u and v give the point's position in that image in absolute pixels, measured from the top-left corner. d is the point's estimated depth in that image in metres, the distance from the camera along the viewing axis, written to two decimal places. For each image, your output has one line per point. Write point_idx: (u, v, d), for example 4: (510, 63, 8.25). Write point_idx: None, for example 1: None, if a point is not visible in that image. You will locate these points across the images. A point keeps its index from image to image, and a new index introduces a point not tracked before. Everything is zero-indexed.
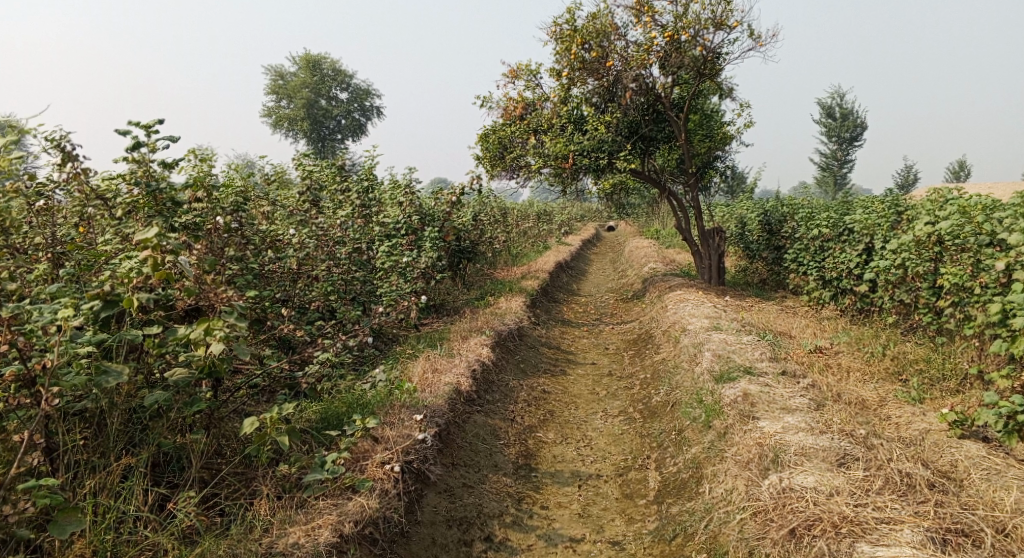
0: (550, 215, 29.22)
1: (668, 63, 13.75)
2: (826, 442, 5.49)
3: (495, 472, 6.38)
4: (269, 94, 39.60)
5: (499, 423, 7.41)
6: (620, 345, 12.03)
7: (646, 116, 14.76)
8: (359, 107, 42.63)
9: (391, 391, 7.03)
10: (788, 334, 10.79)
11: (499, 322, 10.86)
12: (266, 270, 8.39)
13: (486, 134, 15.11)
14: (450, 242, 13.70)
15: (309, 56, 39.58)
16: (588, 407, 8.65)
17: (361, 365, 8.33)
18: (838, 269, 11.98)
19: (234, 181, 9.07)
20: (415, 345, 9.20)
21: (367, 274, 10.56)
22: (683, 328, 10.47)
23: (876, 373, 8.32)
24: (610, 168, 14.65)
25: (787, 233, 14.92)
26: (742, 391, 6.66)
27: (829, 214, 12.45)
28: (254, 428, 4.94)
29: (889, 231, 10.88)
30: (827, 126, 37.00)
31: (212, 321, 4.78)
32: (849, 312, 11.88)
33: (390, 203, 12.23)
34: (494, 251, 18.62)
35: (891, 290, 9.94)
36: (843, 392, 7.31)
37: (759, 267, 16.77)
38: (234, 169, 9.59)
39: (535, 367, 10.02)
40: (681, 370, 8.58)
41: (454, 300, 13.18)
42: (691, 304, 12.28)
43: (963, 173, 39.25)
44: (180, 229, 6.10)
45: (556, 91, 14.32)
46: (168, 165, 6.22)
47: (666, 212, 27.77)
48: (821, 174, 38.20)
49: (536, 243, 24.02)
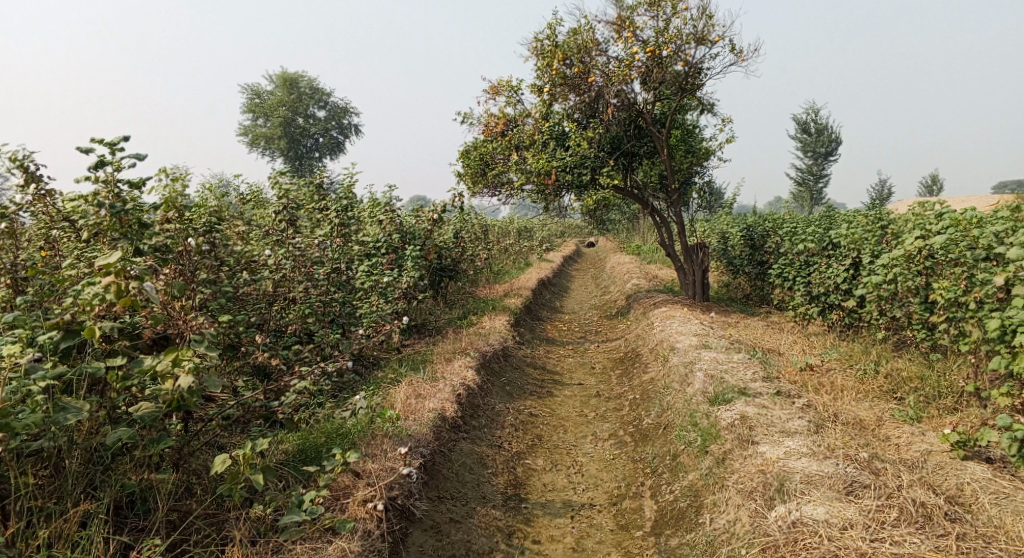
0: (530, 232, 29.06)
1: (650, 78, 13.64)
2: (832, 469, 5.28)
3: (483, 504, 6.09)
4: (245, 113, 39.17)
5: (486, 450, 7.11)
6: (606, 363, 11.80)
7: (629, 131, 14.66)
8: (337, 125, 42.32)
9: (373, 419, 6.72)
10: (777, 351, 10.61)
11: (484, 342, 10.58)
12: (241, 294, 8.06)
13: (467, 150, 14.90)
14: (431, 260, 13.43)
15: (285, 74, 39.24)
16: (577, 431, 8.37)
17: (340, 391, 7.99)
18: (824, 284, 11.86)
19: (208, 201, 8.75)
20: (396, 369, 8.89)
21: (346, 295, 10.24)
22: (672, 346, 10.25)
23: (870, 391, 8.14)
24: (593, 185, 14.48)
25: (771, 248, 14.83)
26: (738, 414, 6.43)
27: (814, 229, 12.36)
28: (227, 467, 4.60)
29: (877, 245, 10.78)
30: (802, 141, 37.31)
31: (181, 352, 4.45)
32: (836, 327, 11.76)
33: (370, 221, 11.93)
34: (476, 269, 18.35)
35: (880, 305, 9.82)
36: (839, 412, 7.11)
37: (743, 282, 16.67)
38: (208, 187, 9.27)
39: (521, 389, 9.73)
40: (672, 390, 8.34)
41: (435, 320, 12.87)
42: (677, 321, 12.09)
43: (936, 186, 39.74)
44: (146, 253, 5.75)
45: (538, 107, 14.15)
46: (136, 185, 5.90)
47: (647, 228, 27.71)
48: (797, 189, 38.46)
49: (517, 260, 23.81)
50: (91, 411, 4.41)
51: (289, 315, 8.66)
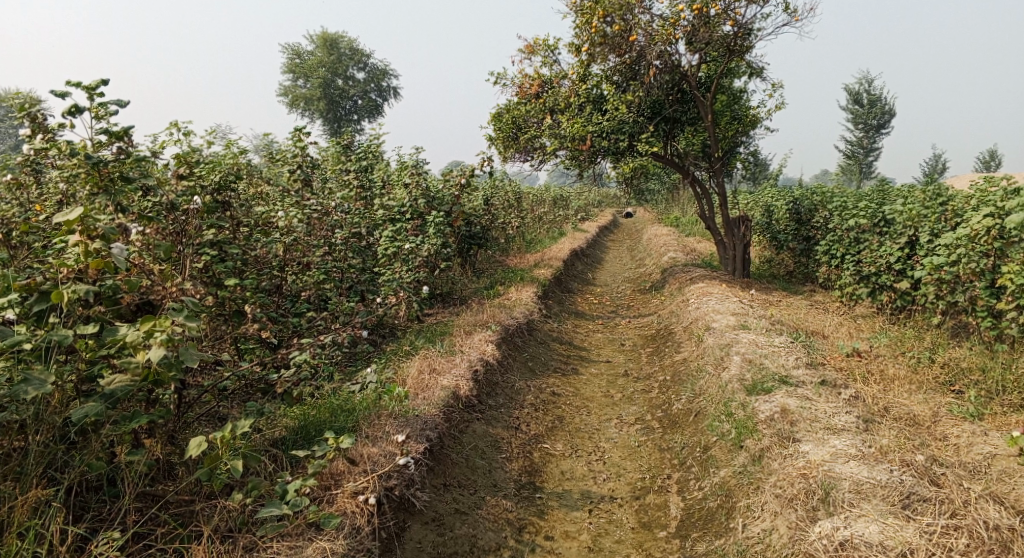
0: (565, 201, 28.31)
1: (695, 38, 12.76)
2: (885, 477, 4.70)
3: (493, 494, 5.63)
4: (285, 74, 38.79)
5: (501, 433, 6.63)
6: (637, 340, 11.22)
7: (671, 96, 13.84)
8: (376, 87, 41.74)
9: (379, 397, 6.28)
10: (821, 334, 9.91)
11: (508, 315, 10.07)
12: (251, 257, 7.66)
13: (499, 113, 14.25)
14: (458, 227, 12.91)
15: (325, 34, 38.57)
16: (601, 413, 7.84)
17: (352, 363, 7.58)
18: (876, 263, 11.05)
19: (222, 158, 8.33)
20: (413, 341, 8.43)
21: (365, 262, 9.79)
22: (707, 326, 9.61)
23: (924, 383, 7.46)
24: (630, 152, 13.73)
25: (819, 223, 13.98)
26: (779, 406, 5.83)
27: (868, 204, 11.52)
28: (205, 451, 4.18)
29: (938, 223, 9.94)
30: (853, 113, 35.68)
31: (157, 322, 4.07)
32: (887, 310, 10.98)
33: (396, 185, 11.41)
34: (507, 237, 17.79)
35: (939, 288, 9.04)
36: (890, 406, 6.47)
37: (786, 258, 15.85)
38: (224, 143, 8.82)
39: (544, 366, 9.21)
40: (705, 375, 7.74)
41: (461, 289, 12.39)
42: (715, 298, 11.42)
43: (994, 163, 37.77)
44: (126, 211, 5.22)
45: (575, 68, 13.42)
46: (121, 138, 5.44)
47: (687, 199, 26.74)
48: (846, 162, 36.91)
49: (551, 229, 23.17)
50: (56, 384, 4.04)
51: (301, 282, 8.26)
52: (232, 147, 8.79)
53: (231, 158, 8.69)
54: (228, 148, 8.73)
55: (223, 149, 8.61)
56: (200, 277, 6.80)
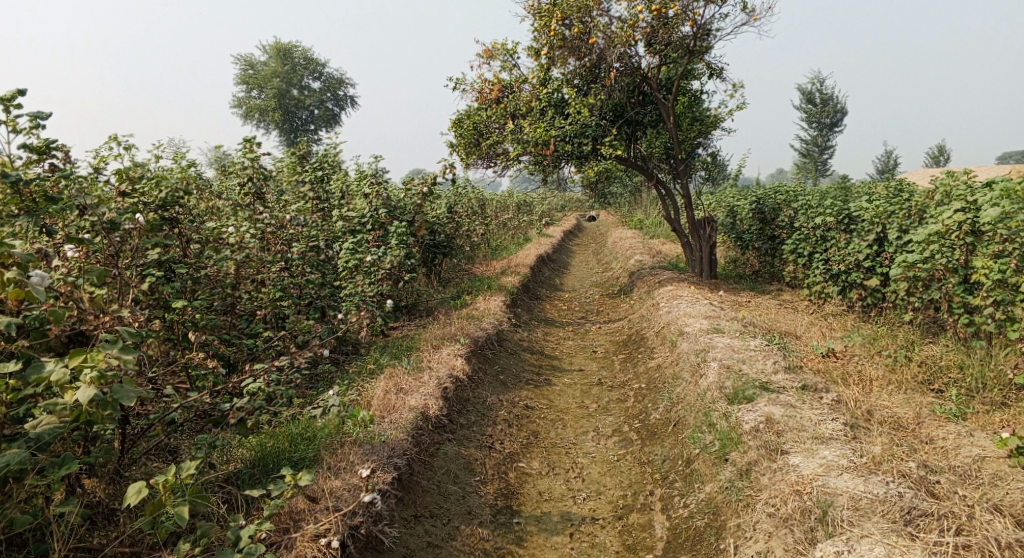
0: (528, 206, 28.07)
1: (655, 40, 12.62)
2: (883, 491, 4.55)
3: (468, 522, 5.32)
4: (238, 85, 37.91)
5: (474, 453, 6.30)
6: (609, 347, 10.96)
7: (632, 98, 13.67)
8: (332, 96, 41.08)
9: (343, 422, 5.91)
10: (794, 335, 9.78)
11: (476, 326, 9.75)
12: (201, 276, 7.24)
13: (459, 119, 13.93)
14: (421, 237, 12.55)
15: (278, 44, 37.83)
16: (577, 426, 7.54)
17: (313, 385, 7.18)
18: (844, 261, 10.98)
19: (167, 171, 7.87)
20: (378, 357, 8.06)
21: (325, 276, 9.38)
22: (680, 330, 9.39)
23: (903, 382, 7.33)
24: (594, 155, 13.52)
25: (784, 222, 13.94)
26: (763, 416, 5.61)
27: (834, 202, 11.47)
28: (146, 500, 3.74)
29: (905, 220, 9.89)
30: (807, 112, 36.14)
31: (87, 356, 3.69)
32: (857, 307, 10.91)
33: (355, 195, 11.00)
34: (471, 244, 17.45)
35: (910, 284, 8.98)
36: (873, 409, 6.30)
37: (752, 257, 15.80)
38: (169, 155, 8.33)
39: (516, 378, 8.89)
40: (682, 382, 7.50)
41: (426, 300, 12.02)
42: (685, 300, 11.23)
43: (943, 157, 38.66)
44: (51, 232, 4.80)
45: (534, 72, 13.18)
46: (41, 153, 5.00)
47: (650, 201, 26.73)
48: (802, 161, 37.37)
49: (515, 235, 22.90)
50: None
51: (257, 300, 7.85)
52: (178, 158, 8.31)
53: (176, 172, 8.21)
54: (174, 160, 8.24)
55: (167, 161, 8.13)
56: (145, 300, 6.36)
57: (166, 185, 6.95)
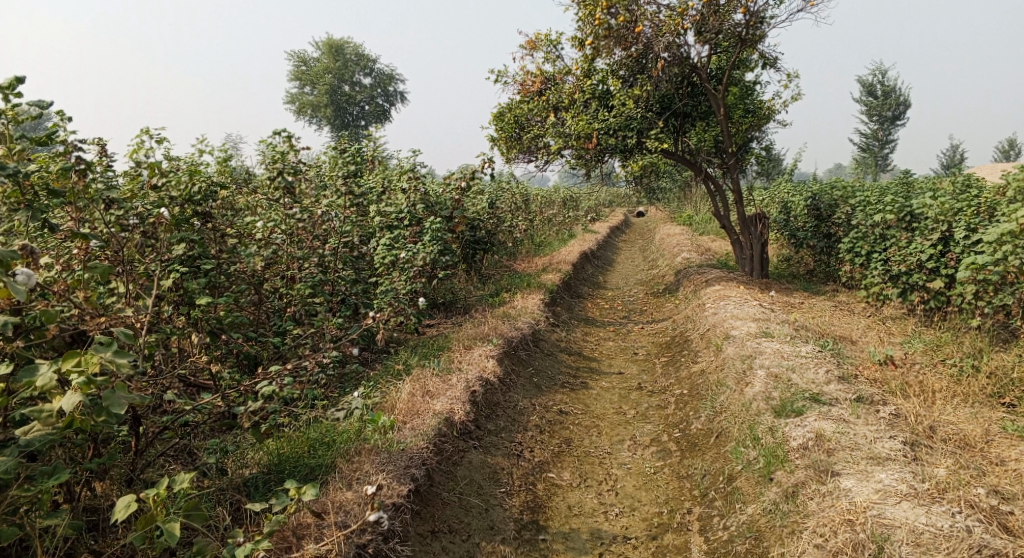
0: (576, 202, 27.63)
1: (705, 28, 12.08)
2: (948, 525, 4.16)
3: (490, 539, 5.10)
4: (291, 81, 38.41)
5: (501, 462, 6.00)
6: (651, 349, 10.52)
7: (681, 89, 13.16)
8: (382, 92, 41.28)
9: (364, 427, 5.68)
10: (849, 340, 9.19)
11: (511, 325, 9.43)
12: (228, 272, 7.11)
13: (501, 112, 13.60)
14: (460, 232, 12.29)
15: (331, 40, 38.13)
16: (612, 434, 7.16)
17: (339, 386, 6.97)
18: (905, 262, 10.29)
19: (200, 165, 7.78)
20: (407, 357, 7.81)
21: (358, 272, 9.17)
22: (726, 334, 8.90)
23: (969, 396, 6.74)
24: (639, 149, 13.06)
25: (841, 220, 13.24)
26: (812, 432, 5.17)
27: (895, 198, 10.80)
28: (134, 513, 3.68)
29: (974, 217, 9.19)
30: (867, 105, 34.75)
31: (81, 359, 3.61)
32: (919, 311, 10.24)
33: (393, 190, 10.79)
34: (514, 240, 17.16)
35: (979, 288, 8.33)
36: (937, 424, 5.78)
37: (807, 256, 15.09)
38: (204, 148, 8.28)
39: (551, 381, 8.53)
40: (726, 391, 7.06)
41: (464, 297, 11.75)
42: (733, 302, 10.69)
43: (1013, 151, 36.74)
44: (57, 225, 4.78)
45: (579, 63, 12.79)
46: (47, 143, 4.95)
47: (700, 198, 26.01)
48: (861, 156, 35.99)
49: (561, 232, 22.52)
50: None
51: (285, 297, 7.68)
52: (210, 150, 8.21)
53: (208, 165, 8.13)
54: (207, 153, 8.17)
55: (200, 154, 8.06)
56: (168, 297, 6.24)
57: (199, 179, 6.87)
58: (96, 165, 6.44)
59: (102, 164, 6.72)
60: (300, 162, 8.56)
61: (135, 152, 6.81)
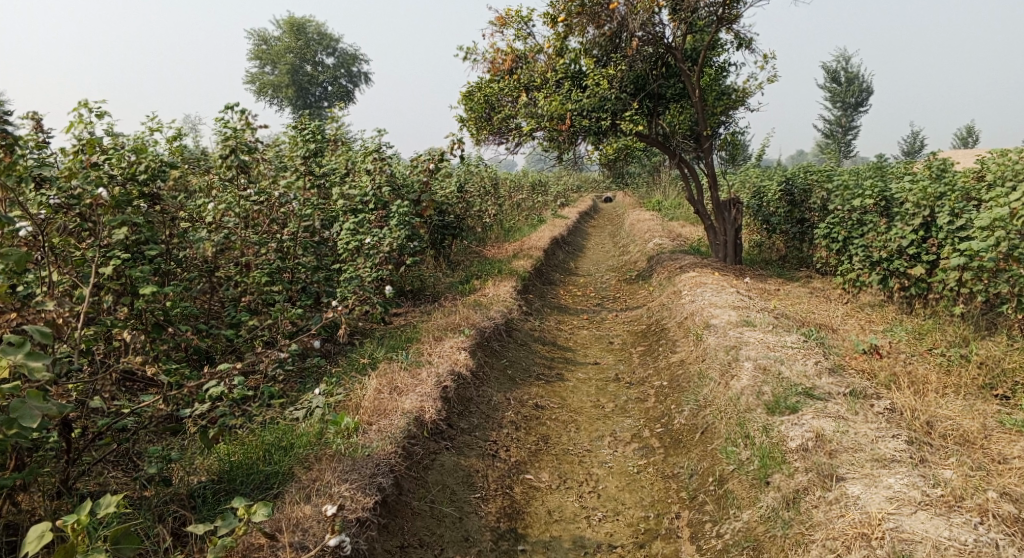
0: (545, 186, 27.19)
1: (681, 6, 11.68)
2: (971, 540, 4.03)
3: (466, 551, 4.75)
4: (251, 60, 37.20)
5: (475, 464, 5.59)
6: (627, 337, 10.16)
7: (655, 70, 12.77)
8: (346, 73, 40.24)
9: (325, 428, 5.21)
10: (829, 328, 8.95)
11: (482, 314, 8.98)
12: (175, 260, 6.57)
13: (470, 91, 13.04)
14: (427, 217, 11.79)
15: (292, 19, 36.95)
16: (591, 430, 6.77)
17: (299, 382, 6.47)
18: (885, 248, 10.02)
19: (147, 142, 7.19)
20: (372, 349, 7.33)
21: (320, 259, 8.61)
22: (706, 322, 8.57)
23: (962, 388, 6.49)
24: (613, 131, 12.66)
25: (816, 204, 13.03)
26: (812, 431, 5.06)
27: (874, 182, 10.55)
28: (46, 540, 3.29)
29: (957, 202, 8.93)
30: (832, 91, 34.84)
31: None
32: (898, 298, 10.06)
33: (357, 172, 10.21)
34: (483, 225, 16.68)
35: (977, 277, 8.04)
36: (935, 419, 5.51)
37: (780, 241, 14.89)
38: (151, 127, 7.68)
39: (525, 373, 8.12)
40: (710, 383, 6.73)
41: (432, 284, 11.27)
42: (710, 288, 10.36)
43: (971, 139, 37.27)
44: None
45: (551, 41, 12.31)
46: None
47: (669, 182, 25.78)
48: (824, 142, 36.14)
49: (530, 216, 22.08)
50: None
51: (240, 286, 7.13)
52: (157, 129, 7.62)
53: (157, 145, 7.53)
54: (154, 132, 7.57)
55: (147, 132, 7.47)
56: (108, 285, 5.69)
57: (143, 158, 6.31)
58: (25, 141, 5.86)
59: (35, 140, 6.12)
60: (256, 141, 8.00)
61: (72, 128, 6.24)
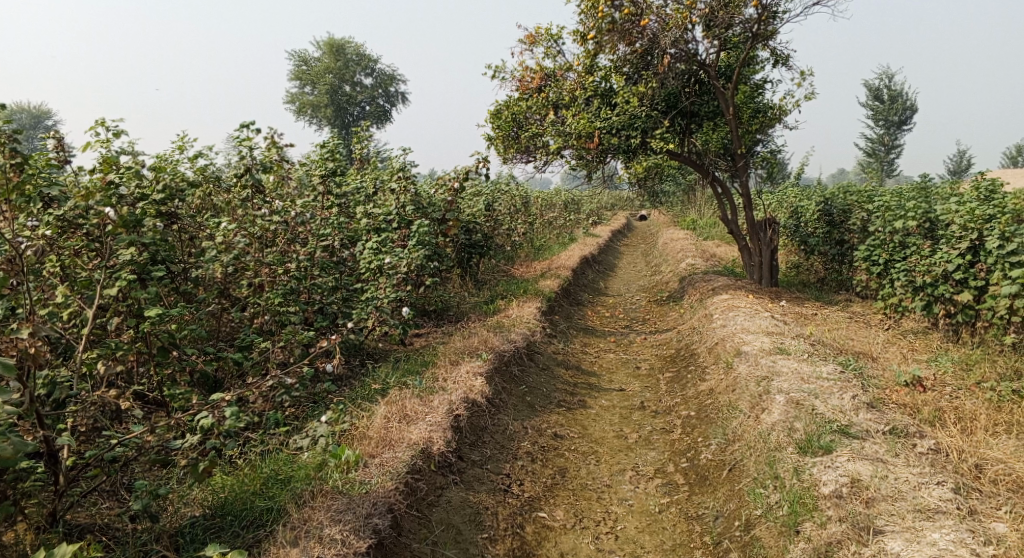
0: (578, 205, 26.90)
1: (714, 23, 11.36)
2: None
3: None
4: (291, 81, 37.77)
5: (486, 501, 5.36)
6: (655, 362, 9.78)
7: (688, 87, 12.45)
8: (383, 92, 40.61)
9: (325, 460, 5.10)
10: (869, 357, 8.48)
11: (503, 337, 8.70)
12: (187, 281, 6.48)
13: (498, 109, 12.85)
14: (452, 236, 11.59)
15: (332, 40, 37.47)
16: (612, 463, 6.42)
17: (308, 406, 6.26)
18: (929, 272, 9.49)
19: (168, 161, 7.16)
20: (386, 373, 7.09)
21: (339, 279, 8.44)
22: (737, 349, 8.16)
23: (1014, 426, 6.01)
24: (643, 149, 12.36)
25: (856, 226, 12.52)
26: (847, 476, 4.78)
27: (917, 203, 10.05)
28: None
29: (1009, 225, 8.39)
30: (874, 109, 34.01)
31: None
32: (943, 325, 9.53)
33: (381, 190, 10.05)
34: (512, 243, 16.45)
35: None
36: (984, 462, 5.07)
37: (817, 263, 14.37)
38: (179, 146, 7.69)
39: (545, 400, 7.81)
40: (739, 416, 6.36)
41: (456, 305, 11.03)
42: (742, 312, 9.93)
43: (1020, 158, 36.04)
44: None
45: (580, 58, 12.09)
46: None
47: (705, 201, 25.29)
48: (867, 160, 35.21)
49: (562, 235, 21.81)
50: None
51: (252, 307, 6.97)
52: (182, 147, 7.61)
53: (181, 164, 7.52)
54: (180, 151, 7.56)
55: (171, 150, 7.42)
56: (114, 307, 5.57)
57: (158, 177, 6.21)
58: (43, 160, 5.87)
59: (56, 159, 6.15)
60: (282, 160, 7.92)
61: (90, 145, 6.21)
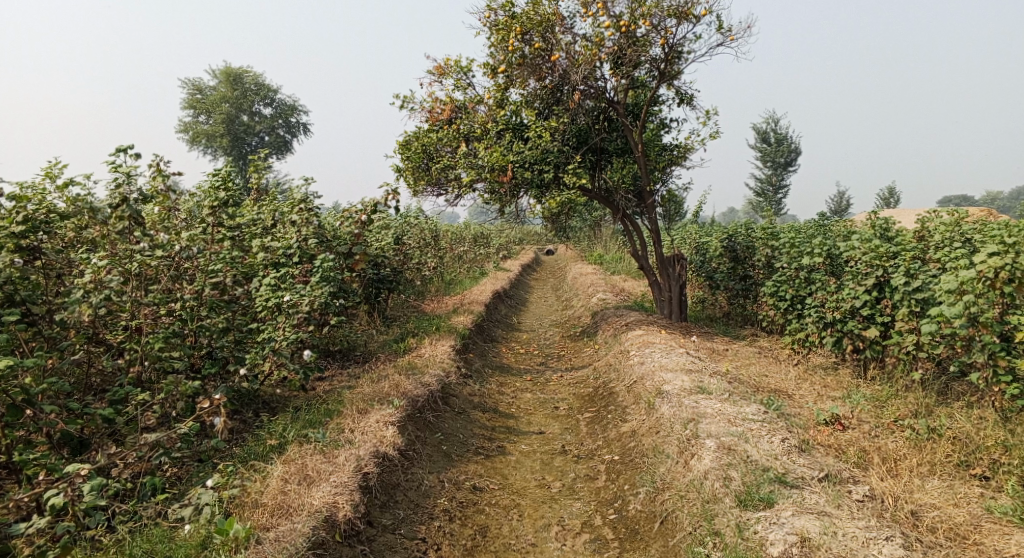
0: (486, 240, 26.60)
1: (623, 60, 11.37)
2: None
3: None
4: (185, 109, 35.96)
5: None
6: (572, 402, 9.39)
7: (597, 124, 12.40)
8: (284, 124, 39.33)
9: (210, 536, 4.62)
10: (785, 395, 8.41)
11: (414, 381, 8.10)
12: (51, 326, 5.68)
13: (407, 140, 12.36)
14: (359, 272, 10.95)
15: (229, 69, 36.03)
16: (536, 516, 5.95)
17: (192, 467, 5.52)
18: (837, 308, 9.59)
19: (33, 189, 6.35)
20: (283, 425, 6.38)
21: (233, 319, 7.67)
22: (658, 389, 7.85)
23: (935, 465, 5.99)
24: (556, 184, 12.16)
25: (761, 262, 12.72)
26: (795, 532, 4.90)
27: (822, 241, 10.17)
28: None
29: (912, 263, 8.56)
30: (762, 152, 35.70)
31: None
32: (851, 361, 9.63)
33: (281, 223, 9.32)
34: (421, 278, 15.86)
35: (949, 347, 7.52)
36: (920, 509, 5.24)
37: (722, 298, 14.52)
38: (50, 176, 6.88)
39: (462, 447, 7.28)
40: (667, 462, 6.10)
41: (362, 344, 10.33)
42: (659, 349, 9.72)
43: (891, 201, 38.74)
44: None
45: (491, 91, 11.84)
46: None
47: (609, 237, 25.52)
48: (758, 200, 36.80)
49: (470, 270, 21.38)
50: None
51: (128, 354, 6.17)
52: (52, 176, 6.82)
53: (50, 194, 6.71)
54: (50, 180, 6.75)
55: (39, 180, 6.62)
56: None
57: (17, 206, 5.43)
58: None
59: None
60: (170, 188, 7.31)
61: None
